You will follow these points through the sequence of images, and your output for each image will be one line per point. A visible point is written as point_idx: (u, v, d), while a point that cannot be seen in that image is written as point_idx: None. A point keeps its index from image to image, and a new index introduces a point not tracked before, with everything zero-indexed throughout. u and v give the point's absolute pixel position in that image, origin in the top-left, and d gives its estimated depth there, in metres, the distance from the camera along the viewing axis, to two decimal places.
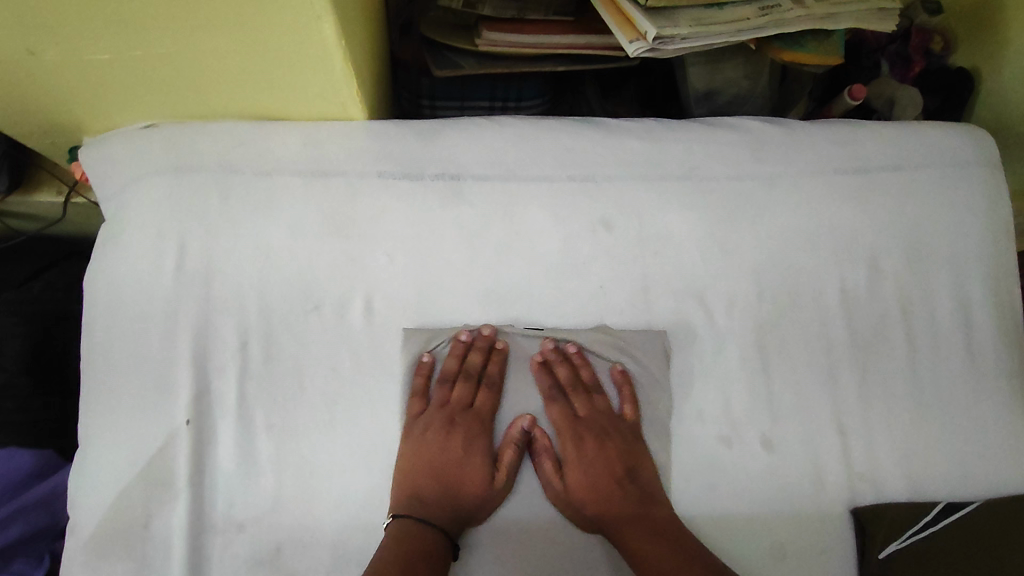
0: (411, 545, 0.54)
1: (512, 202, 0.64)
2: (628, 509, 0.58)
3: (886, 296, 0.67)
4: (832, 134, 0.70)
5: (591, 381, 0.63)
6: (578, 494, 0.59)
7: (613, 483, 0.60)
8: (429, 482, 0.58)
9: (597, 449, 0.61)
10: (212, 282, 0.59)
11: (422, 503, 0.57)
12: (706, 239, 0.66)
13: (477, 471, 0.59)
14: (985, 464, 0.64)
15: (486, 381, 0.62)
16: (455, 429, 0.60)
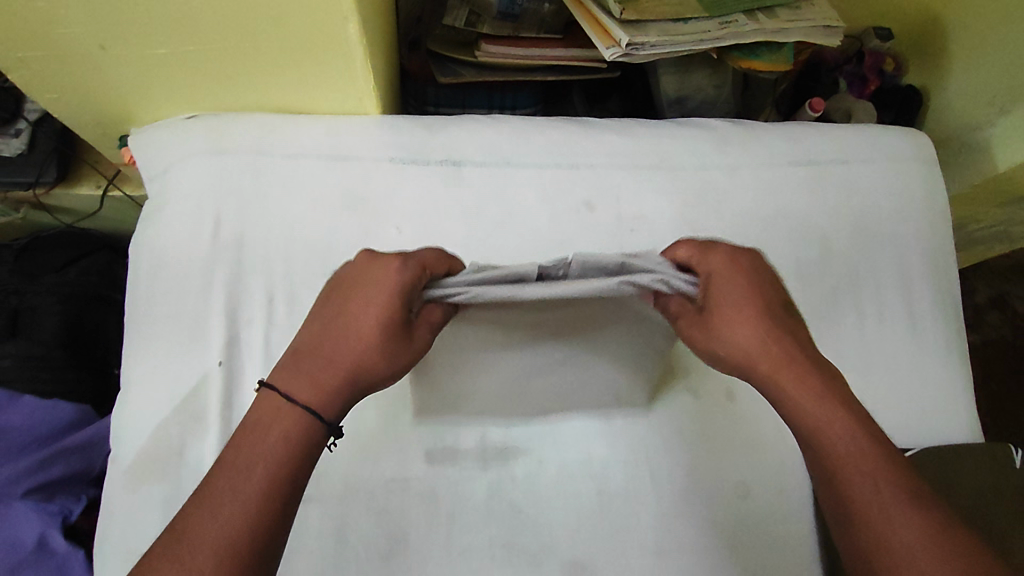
0: (265, 434, 0.49)
1: (507, 186, 0.74)
2: (814, 381, 0.52)
3: (836, 272, 0.75)
4: (788, 133, 0.80)
5: (755, 267, 0.56)
6: (747, 355, 0.53)
7: (790, 347, 0.53)
8: (314, 360, 0.52)
9: (750, 296, 0.54)
10: (243, 247, 0.68)
11: (306, 381, 0.51)
12: (676, 220, 0.75)
13: (367, 327, 0.52)
14: (926, 420, 0.72)
15: (412, 261, 0.53)
16: (363, 299, 0.52)
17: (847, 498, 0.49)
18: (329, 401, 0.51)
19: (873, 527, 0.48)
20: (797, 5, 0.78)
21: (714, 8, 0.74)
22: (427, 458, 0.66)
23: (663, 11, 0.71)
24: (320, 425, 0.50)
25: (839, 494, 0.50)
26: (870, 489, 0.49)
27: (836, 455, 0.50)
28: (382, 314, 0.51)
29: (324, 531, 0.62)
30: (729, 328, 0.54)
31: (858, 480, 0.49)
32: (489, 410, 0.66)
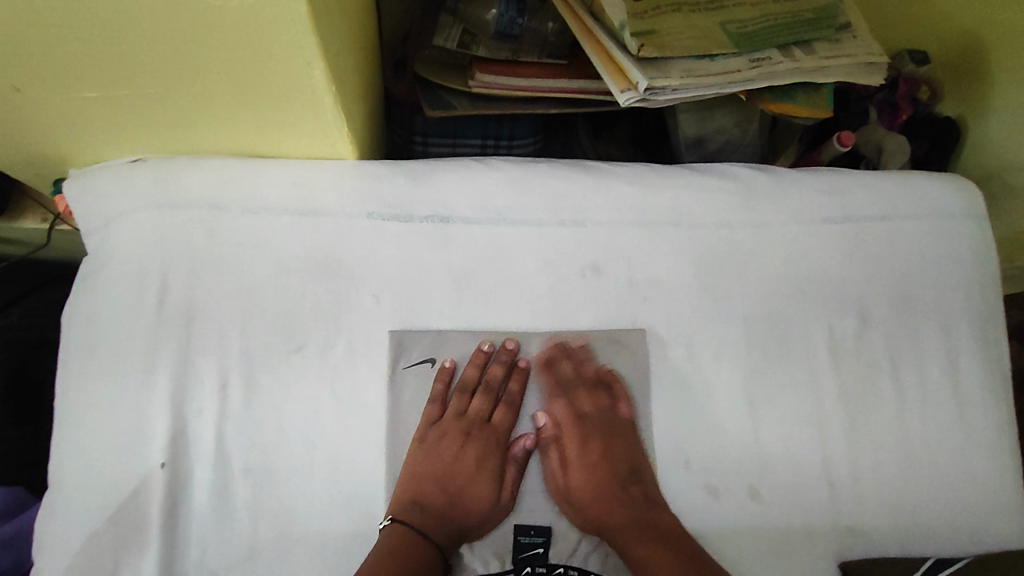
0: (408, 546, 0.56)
1: (502, 247, 0.64)
2: (626, 521, 0.60)
3: (874, 348, 0.66)
4: (824, 184, 0.70)
5: (603, 378, 0.64)
6: (580, 510, 0.61)
7: (614, 486, 0.62)
8: (434, 507, 0.60)
9: (601, 464, 0.64)
10: (193, 320, 0.58)
11: (422, 513, 0.59)
12: (695, 286, 0.65)
13: (483, 486, 0.62)
14: (975, 521, 0.64)
15: (507, 398, 0.65)
16: (472, 445, 0.63)
17: None
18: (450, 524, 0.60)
19: None
20: (836, 40, 0.68)
21: (745, 41, 0.64)
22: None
23: (687, 47, 0.61)
24: (434, 554, 0.57)
25: None
26: None
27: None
28: (483, 466, 0.63)
29: None
30: (570, 491, 0.63)
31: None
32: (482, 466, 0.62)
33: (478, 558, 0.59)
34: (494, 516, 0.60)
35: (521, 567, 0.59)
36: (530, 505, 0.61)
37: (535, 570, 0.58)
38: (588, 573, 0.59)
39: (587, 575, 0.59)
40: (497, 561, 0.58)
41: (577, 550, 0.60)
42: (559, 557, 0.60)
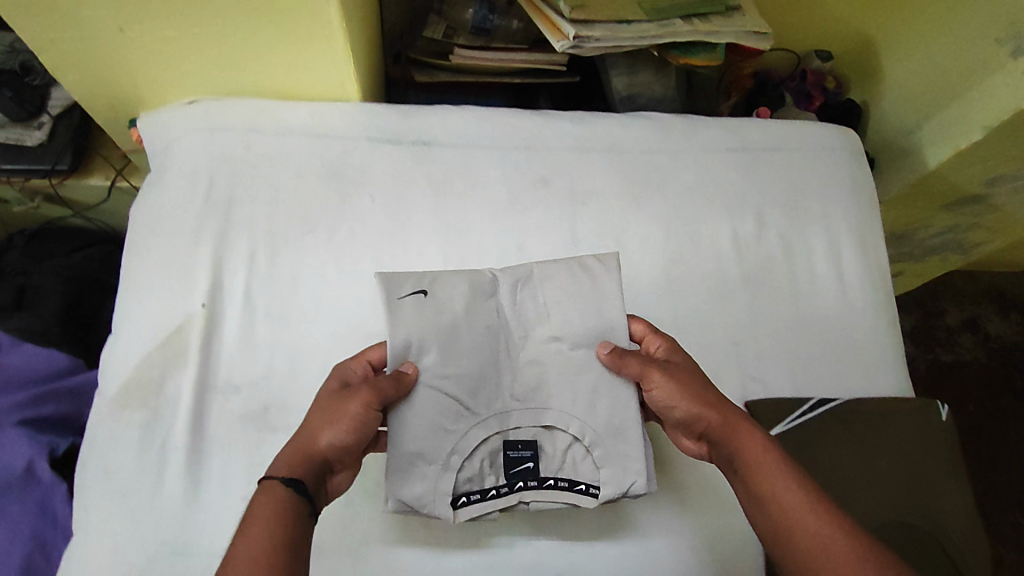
0: (267, 514, 0.51)
1: (471, 163, 0.82)
2: (744, 419, 0.60)
3: (771, 244, 0.82)
4: (727, 124, 0.88)
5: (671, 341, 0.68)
6: (677, 396, 0.61)
7: (711, 390, 0.62)
8: (290, 459, 0.56)
9: (693, 375, 0.63)
10: (231, 208, 0.76)
11: (286, 464, 0.55)
12: (623, 194, 0.82)
13: (329, 418, 0.58)
14: (855, 377, 0.77)
15: (366, 364, 0.64)
16: (323, 396, 0.60)
17: (774, 502, 0.54)
18: (308, 464, 0.55)
19: (784, 512, 0.53)
20: (730, 14, 0.88)
21: (654, 11, 0.84)
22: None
23: (608, 12, 0.82)
24: (297, 501, 0.52)
25: (759, 496, 0.55)
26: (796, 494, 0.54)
27: (771, 515, 0.54)
28: (328, 400, 0.59)
29: None
30: (662, 382, 0.62)
31: (768, 479, 0.55)
32: (461, 395, 0.64)
33: (474, 474, 0.63)
34: (490, 431, 0.64)
35: (513, 483, 0.63)
36: (519, 420, 0.65)
37: (528, 484, 0.64)
38: (581, 484, 0.64)
39: (579, 485, 0.64)
40: (492, 478, 0.64)
41: (566, 462, 0.65)
42: (549, 470, 0.65)
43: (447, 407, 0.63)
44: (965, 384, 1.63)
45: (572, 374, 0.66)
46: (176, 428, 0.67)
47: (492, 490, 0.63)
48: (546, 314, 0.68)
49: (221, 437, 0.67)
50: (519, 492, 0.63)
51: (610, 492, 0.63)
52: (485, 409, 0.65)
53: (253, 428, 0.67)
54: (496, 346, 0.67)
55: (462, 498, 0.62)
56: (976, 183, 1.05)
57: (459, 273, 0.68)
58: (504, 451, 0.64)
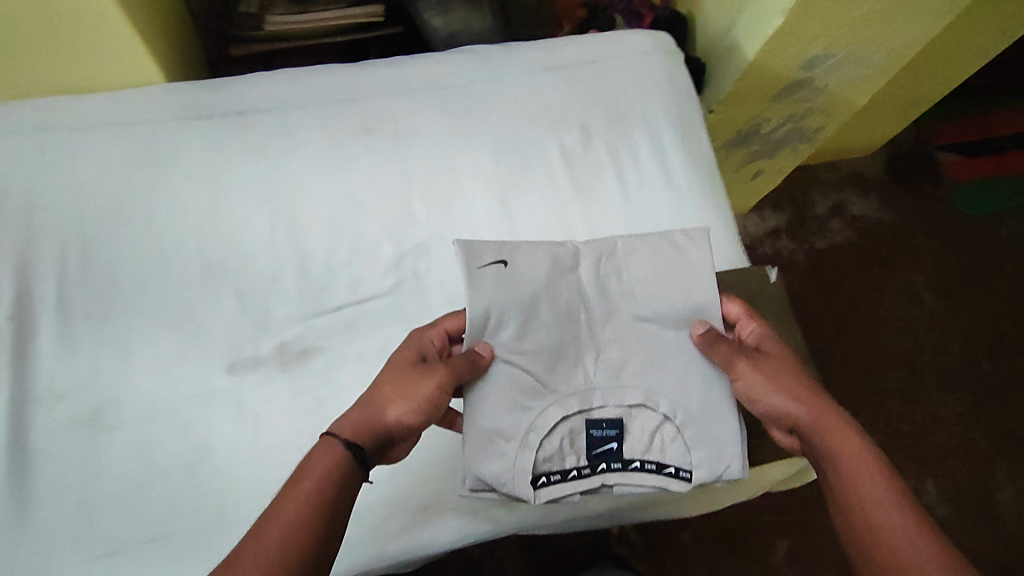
0: (320, 472, 0.53)
1: (290, 126, 0.80)
2: (840, 418, 0.61)
3: (597, 153, 0.85)
4: (542, 45, 0.89)
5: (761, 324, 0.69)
6: (764, 391, 0.63)
7: (813, 386, 0.63)
8: (374, 419, 0.58)
9: (788, 366, 0.64)
10: (32, 214, 0.72)
11: (352, 426, 0.57)
12: (448, 129, 0.83)
13: (410, 381, 0.60)
14: None
15: (444, 332, 0.65)
16: (402, 362, 0.61)
17: (862, 500, 0.55)
18: (370, 435, 0.57)
19: (866, 511, 0.54)
20: None
21: None
22: (231, 368, 0.70)
23: None
24: (349, 467, 0.54)
25: (840, 500, 0.57)
26: (880, 497, 0.55)
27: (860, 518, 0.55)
28: (409, 364, 0.61)
29: (129, 453, 0.65)
30: (743, 375, 0.64)
31: (858, 478, 0.56)
32: (540, 380, 0.66)
33: (553, 453, 0.64)
34: (570, 410, 0.66)
35: (596, 465, 0.65)
36: (602, 399, 0.67)
37: (611, 466, 0.65)
38: (666, 467, 0.66)
39: (667, 468, 0.66)
40: (573, 458, 0.65)
41: (653, 443, 0.66)
42: (633, 452, 0.66)
43: (526, 387, 0.65)
44: (839, 265, 1.78)
45: (660, 351, 0.68)
46: None
47: (573, 471, 0.65)
48: (629, 292, 0.69)
49: (51, 446, 0.65)
50: (600, 473, 0.65)
51: (702, 474, 0.65)
52: (564, 388, 0.66)
53: (87, 430, 0.66)
54: (574, 321, 0.68)
55: (542, 478, 0.64)
56: (797, 67, 1.12)
57: (537, 245, 0.69)
58: (587, 431, 0.66)
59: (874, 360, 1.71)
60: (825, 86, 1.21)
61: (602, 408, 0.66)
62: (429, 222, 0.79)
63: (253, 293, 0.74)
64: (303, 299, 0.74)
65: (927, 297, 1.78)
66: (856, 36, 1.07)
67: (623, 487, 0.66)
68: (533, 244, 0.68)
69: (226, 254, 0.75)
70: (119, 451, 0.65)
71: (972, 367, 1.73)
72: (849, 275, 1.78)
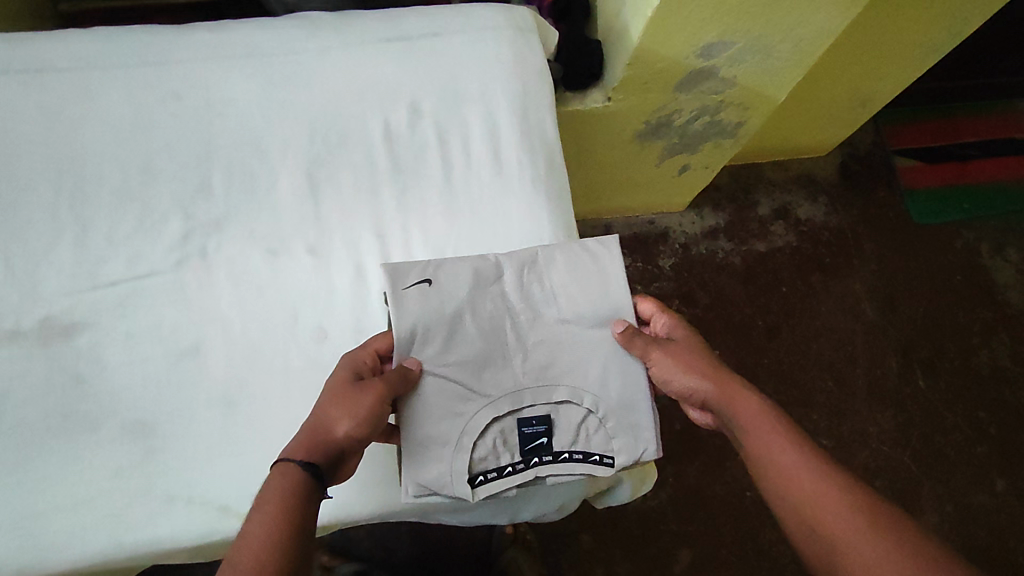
0: (286, 491, 0.53)
1: (89, 87, 0.75)
2: (742, 386, 0.64)
3: (424, 133, 0.79)
4: (382, 15, 0.83)
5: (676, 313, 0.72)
6: (678, 370, 0.66)
7: (711, 365, 0.66)
8: (301, 441, 0.57)
9: (691, 351, 0.67)
10: None
11: (299, 447, 0.57)
12: (263, 99, 0.77)
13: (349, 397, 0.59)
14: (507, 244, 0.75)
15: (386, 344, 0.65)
16: (348, 376, 0.61)
17: (782, 472, 0.57)
18: (321, 452, 0.57)
19: (786, 480, 0.57)
20: None
21: None
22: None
23: None
24: (314, 484, 0.55)
25: (766, 470, 0.58)
26: (799, 463, 0.57)
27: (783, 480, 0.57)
28: (339, 382, 0.60)
29: None
30: (654, 359, 0.66)
31: (777, 450, 0.58)
32: (473, 378, 0.65)
33: (487, 453, 0.64)
34: (501, 411, 0.65)
35: (530, 458, 0.65)
36: (532, 399, 0.66)
37: (543, 459, 0.65)
38: (593, 455, 0.66)
39: (593, 456, 0.66)
40: (506, 455, 0.65)
41: (580, 435, 0.66)
42: (563, 445, 0.66)
43: (444, 399, 0.64)
44: (776, 270, 1.60)
45: (581, 352, 0.67)
46: None
47: (509, 467, 0.65)
48: (552, 297, 0.68)
49: None
50: (533, 467, 0.65)
51: (622, 459, 0.66)
52: (495, 391, 0.65)
53: None
54: (500, 323, 0.67)
55: (480, 477, 0.64)
56: (693, 55, 1.04)
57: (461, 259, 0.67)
58: (519, 429, 0.65)
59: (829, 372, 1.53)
60: (733, 77, 1.12)
61: (533, 407, 0.66)
62: (227, 198, 0.74)
63: (23, 261, 0.69)
64: (77, 269, 0.69)
65: (868, 309, 1.59)
66: (755, 23, 0.98)
67: (561, 478, 0.66)
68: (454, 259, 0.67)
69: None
70: None
71: (909, 385, 1.53)
72: (799, 277, 1.61)
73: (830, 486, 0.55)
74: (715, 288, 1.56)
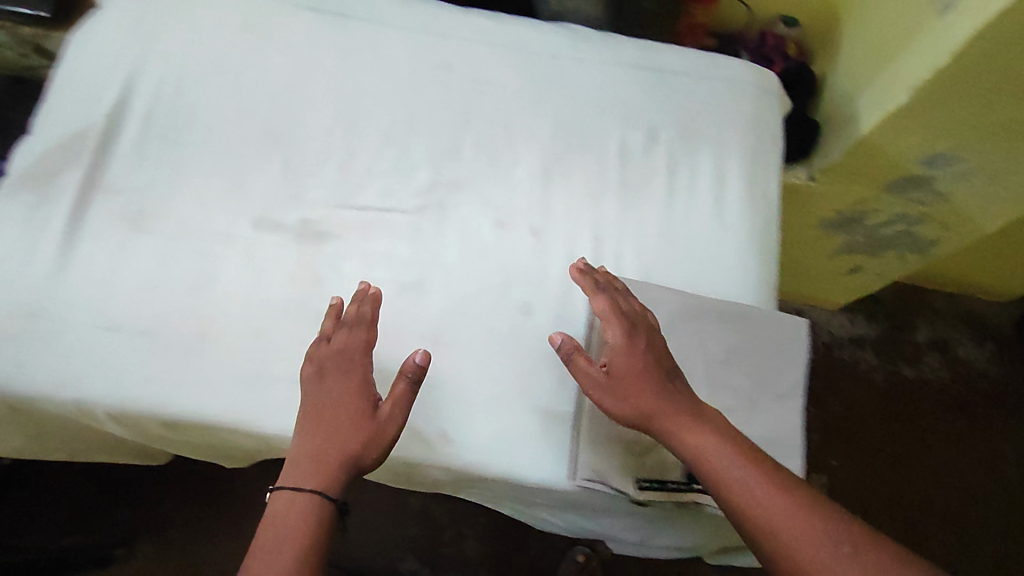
0: (288, 516, 0.58)
1: (380, 41, 0.86)
2: (705, 428, 0.61)
3: (656, 157, 0.83)
4: (641, 43, 0.89)
5: (627, 306, 0.68)
6: (641, 410, 0.62)
7: (663, 386, 0.63)
8: (308, 453, 0.61)
9: (637, 369, 0.64)
10: (154, 43, 0.83)
11: (324, 469, 0.60)
12: (521, 89, 0.85)
13: (354, 415, 0.62)
14: (713, 280, 0.76)
15: (363, 325, 0.67)
16: (369, 392, 0.63)
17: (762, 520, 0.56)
18: (348, 472, 0.61)
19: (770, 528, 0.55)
20: None
21: None
22: (256, 224, 0.75)
23: None
24: (331, 508, 0.59)
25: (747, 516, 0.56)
26: (769, 502, 0.56)
27: (756, 530, 0.56)
28: (349, 393, 0.63)
29: (150, 258, 0.72)
30: (609, 397, 0.63)
31: (759, 502, 0.56)
32: None
33: (656, 465, 0.68)
34: None
35: (692, 483, 0.67)
36: None
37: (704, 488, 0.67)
38: None
39: None
40: (673, 472, 0.67)
41: None
42: None
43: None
44: (919, 402, 1.51)
45: (760, 405, 0.70)
46: (56, 212, 0.73)
47: (671, 483, 0.67)
48: (742, 347, 0.71)
49: (92, 228, 0.73)
50: (694, 492, 0.67)
51: None
52: None
53: (126, 228, 0.73)
54: (689, 355, 0.70)
55: (644, 482, 0.66)
56: (918, 162, 1.02)
57: (667, 289, 0.73)
58: None
59: (952, 524, 1.41)
60: (950, 194, 1.09)
61: None
62: (473, 166, 0.80)
63: (298, 169, 0.78)
64: (338, 188, 0.78)
65: (1014, 473, 1.46)
66: (998, 149, 0.96)
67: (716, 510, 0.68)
68: (661, 288, 0.73)
69: (287, 121, 0.80)
70: (144, 255, 0.72)
71: None
72: (942, 414, 1.51)
73: (797, 519, 0.55)
74: (849, 397, 1.50)
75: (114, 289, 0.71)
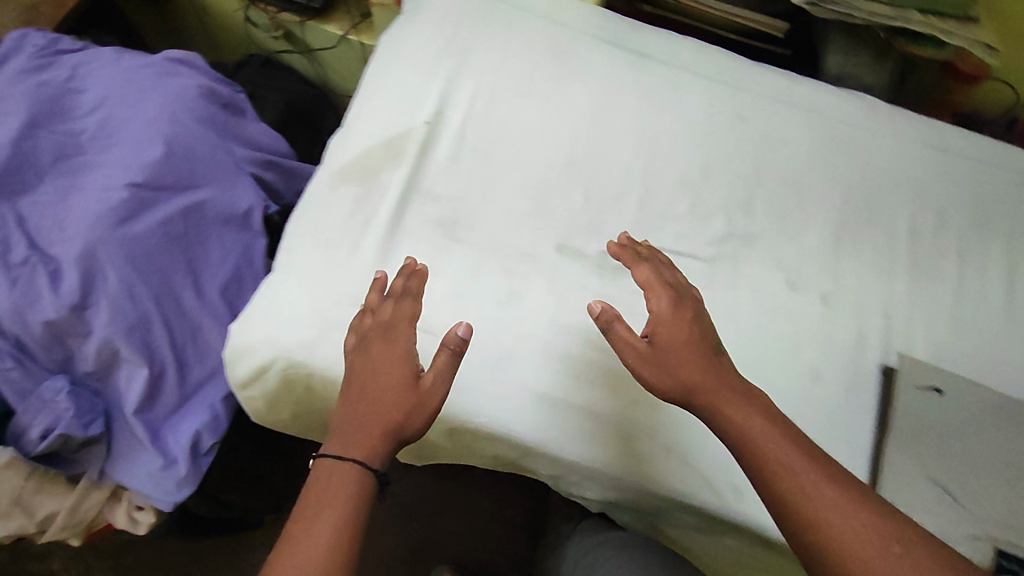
0: (343, 492, 0.53)
1: (677, 85, 0.88)
2: (736, 397, 0.59)
3: (947, 241, 0.82)
4: (931, 121, 0.89)
5: (656, 274, 0.67)
6: (684, 375, 0.60)
7: (703, 353, 0.62)
8: (351, 420, 0.58)
9: (681, 334, 0.63)
10: (466, 56, 0.86)
11: (343, 433, 0.57)
12: (812, 152, 0.85)
13: (399, 386, 0.59)
14: (1007, 377, 0.75)
15: (400, 293, 0.66)
16: (392, 342, 0.62)
17: (787, 492, 0.53)
18: (387, 443, 0.57)
19: (788, 494, 0.53)
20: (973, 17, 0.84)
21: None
22: (559, 249, 0.77)
23: None
24: (370, 482, 0.55)
25: (772, 487, 0.54)
26: (803, 475, 0.53)
27: (789, 503, 0.52)
28: (400, 361, 0.61)
29: (462, 267, 0.75)
30: (648, 362, 0.62)
31: (785, 473, 0.54)
32: (960, 488, 0.69)
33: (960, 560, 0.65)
34: (981, 531, 0.67)
35: None
36: (1014, 536, 0.67)
37: None
38: None
39: None
40: None
41: None
42: None
43: (934, 500, 0.68)
44: None
45: None
46: (378, 208, 0.77)
47: None
48: None
49: (409, 228, 0.76)
50: None
51: None
52: (977, 508, 0.68)
53: (441, 233, 0.76)
54: (994, 453, 0.71)
55: None
56: None
57: (973, 383, 0.74)
58: (996, 556, 0.66)
59: None
60: None
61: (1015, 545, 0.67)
62: (765, 223, 0.81)
63: (598, 200, 0.80)
64: (636, 226, 0.79)
65: None
66: None
67: None
68: (967, 381, 0.74)
69: (589, 152, 0.83)
70: (456, 263, 0.75)
71: None
72: None
73: (834, 498, 0.52)
74: None
75: (430, 291, 0.74)
